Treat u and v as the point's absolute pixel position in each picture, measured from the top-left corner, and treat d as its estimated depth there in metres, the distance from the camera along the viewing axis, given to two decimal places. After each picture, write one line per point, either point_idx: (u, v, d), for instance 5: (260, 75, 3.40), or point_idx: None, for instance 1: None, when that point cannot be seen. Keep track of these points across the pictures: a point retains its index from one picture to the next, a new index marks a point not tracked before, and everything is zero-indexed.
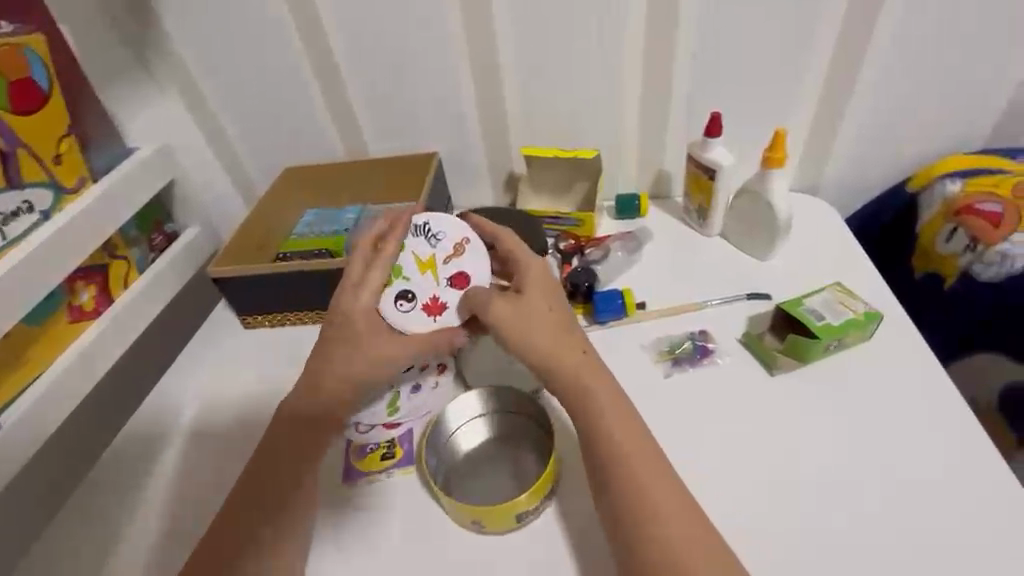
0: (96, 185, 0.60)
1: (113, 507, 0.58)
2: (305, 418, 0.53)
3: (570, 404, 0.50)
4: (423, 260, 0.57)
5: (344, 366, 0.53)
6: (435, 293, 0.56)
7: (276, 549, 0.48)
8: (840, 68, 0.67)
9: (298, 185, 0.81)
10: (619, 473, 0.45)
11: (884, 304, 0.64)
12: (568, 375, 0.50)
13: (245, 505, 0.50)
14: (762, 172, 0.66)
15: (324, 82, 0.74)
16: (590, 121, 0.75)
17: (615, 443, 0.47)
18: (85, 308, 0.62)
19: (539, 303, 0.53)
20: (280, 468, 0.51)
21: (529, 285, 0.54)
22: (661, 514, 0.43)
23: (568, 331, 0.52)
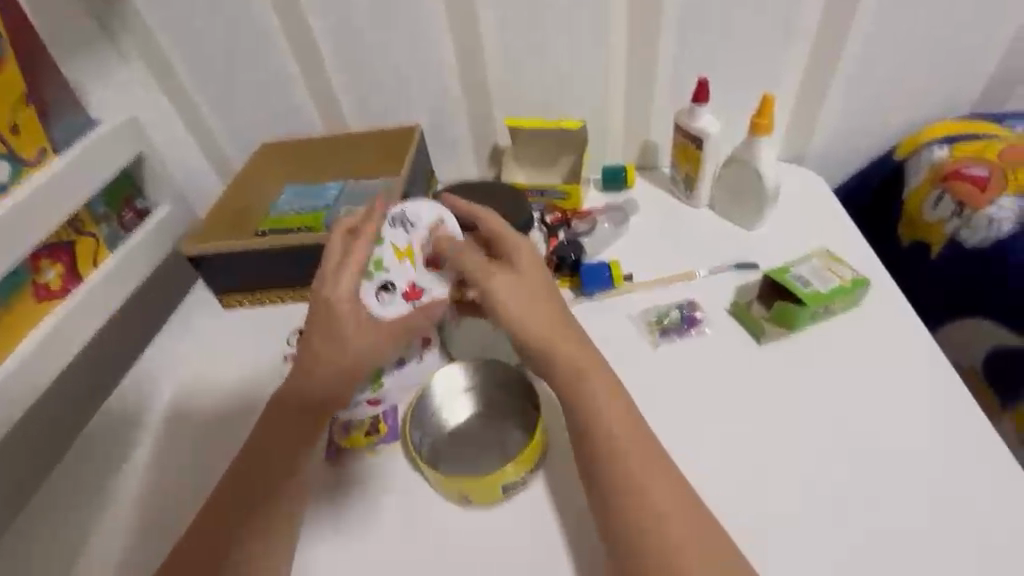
0: (59, 158, 0.57)
1: (91, 493, 0.57)
2: (295, 405, 0.51)
3: (567, 400, 0.48)
4: (400, 249, 0.54)
5: (329, 350, 0.51)
6: (413, 281, 0.54)
7: (263, 537, 0.46)
8: (829, 33, 0.66)
9: (275, 160, 0.78)
10: (615, 472, 0.44)
11: (871, 270, 0.64)
12: (563, 354, 0.49)
13: (235, 497, 0.48)
14: (749, 139, 0.65)
15: (299, 52, 0.71)
16: (575, 90, 0.73)
17: (610, 423, 0.46)
18: (52, 287, 0.59)
19: (534, 281, 0.52)
20: (271, 462, 0.49)
21: (520, 263, 0.53)
22: (660, 513, 0.42)
23: (560, 310, 0.52)
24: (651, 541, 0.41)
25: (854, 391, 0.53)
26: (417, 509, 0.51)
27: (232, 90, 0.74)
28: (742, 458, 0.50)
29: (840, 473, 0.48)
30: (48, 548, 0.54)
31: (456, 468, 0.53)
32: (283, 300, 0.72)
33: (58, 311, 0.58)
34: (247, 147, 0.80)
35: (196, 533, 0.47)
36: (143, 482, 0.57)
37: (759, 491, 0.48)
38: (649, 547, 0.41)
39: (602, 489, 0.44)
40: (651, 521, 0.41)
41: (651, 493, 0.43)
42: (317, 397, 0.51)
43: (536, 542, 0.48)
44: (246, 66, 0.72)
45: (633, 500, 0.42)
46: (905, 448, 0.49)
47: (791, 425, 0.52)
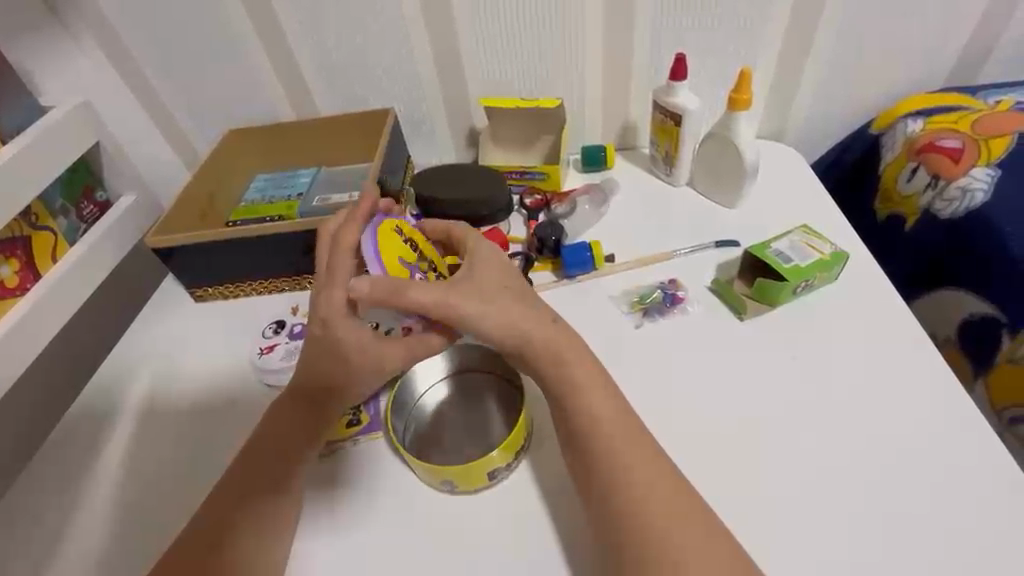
0: (7, 146, 0.54)
1: (55, 501, 0.54)
2: (292, 411, 0.51)
3: (562, 405, 0.47)
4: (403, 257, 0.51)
5: (341, 349, 0.49)
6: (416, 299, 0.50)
7: (244, 545, 0.45)
8: (808, 8, 0.65)
9: (243, 149, 0.75)
10: (610, 477, 0.43)
11: (850, 244, 0.64)
12: (541, 348, 0.47)
13: (237, 489, 0.48)
14: (728, 114, 0.64)
15: (264, 34, 0.68)
16: (552, 71, 0.71)
17: (602, 413, 0.45)
18: (8, 284, 0.56)
19: (494, 281, 0.49)
20: (264, 467, 0.49)
21: (482, 266, 0.50)
22: (659, 519, 0.40)
23: (531, 299, 0.50)
24: (655, 529, 0.40)
25: (835, 367, 0.54)
26: (405, 497, 0.50)
27: (195, 74, 0.71)
28: (727, 435, 0.50)
29: (822, 447, 0.49)
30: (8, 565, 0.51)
31: (440, 455, 0.52)
32: (259, 291, 0.70)
33: (16, 308, 0.55)
34: (213, 133, 0.77)
35: (193, 524, 0.47)
36: (110, 487, 0.55)
37: (743, 467, 0.48)
38: (647, 537, 0.40)
39: (600, 476, 0.43)
40: (651, 503, 0.41)
41: (646, 475, 0.42)
42: (337, 380, 0.50)
43: (526, 525, 0.47)
44: (209, 50, 0.69)
45: (625, 483, 0.42)
46: (885, 421, 0.50)
47: (774, 401, 0.52)
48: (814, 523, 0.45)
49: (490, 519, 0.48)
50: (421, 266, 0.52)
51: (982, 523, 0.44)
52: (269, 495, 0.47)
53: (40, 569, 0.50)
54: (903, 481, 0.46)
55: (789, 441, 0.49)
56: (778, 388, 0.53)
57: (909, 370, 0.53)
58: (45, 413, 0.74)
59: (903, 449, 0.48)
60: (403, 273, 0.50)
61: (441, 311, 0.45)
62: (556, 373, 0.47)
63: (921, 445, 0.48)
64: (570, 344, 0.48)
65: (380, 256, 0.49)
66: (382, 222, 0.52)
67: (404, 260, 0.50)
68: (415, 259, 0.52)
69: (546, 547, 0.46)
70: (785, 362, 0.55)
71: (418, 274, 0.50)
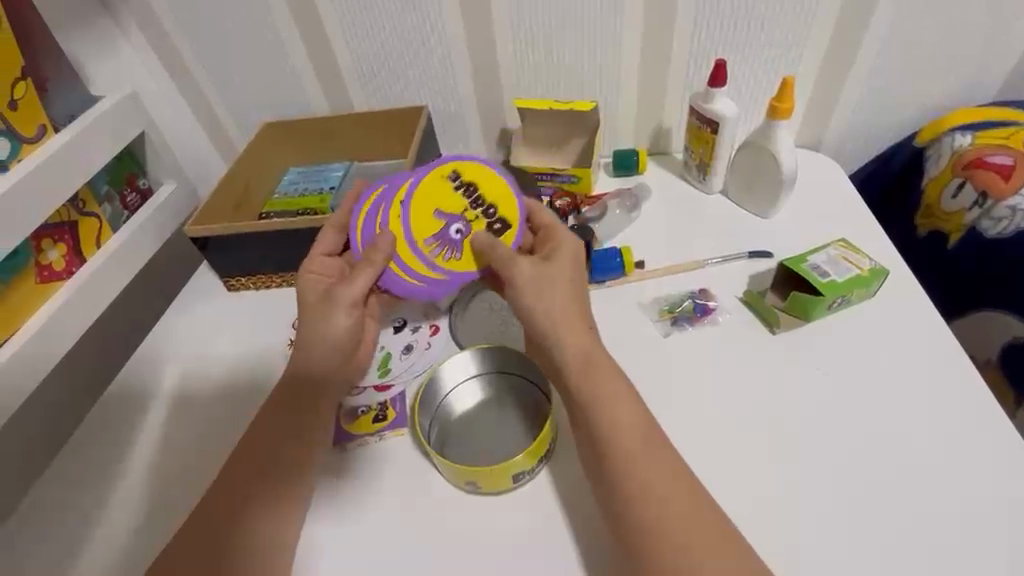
0: (60, 135, 0.55)
1: (74, 500, 0.55)
2: (286, 404, 0.51)
3: (583, 409, 0.46)
4: (448, 204, 0.57)
5: (329, 335, 0.54)
6: (444, 243, 0.56)
7: (252, 538, 0.44)
8: (855, 18, 0.64)
9: (276, 144, 0.77)
10: (628, 492, 0.41)
11: (889, 259, 0.63)
12: (569, 348, 0.48)
13: (246, 477, 0.47)
14: (768, 122, 0.63)
15: (305, 31, 0.69)
16: (589, 73, 0.71)
17: (624, 425, 0.44)
18: (54, 267, 0.58)
19: (563, 271, 0.51)
20: (259, 453, 0.49)
21: (556, 256, 0.52)
22: (684, 541, 0.39)
23: (583, 311, 0.50)
24: (665, 530, 0.39)
25: (868, 387, 0.52)
26: (426, 495, 0.50)
27: (235, 67, 0.72)
28: (752, 451, 0.49)
29: (826, 450, 0.49)
30: (40, 548, 0.52)
31: (464, 456, 0.52)
32: (288, 283, 0.71)
33: (60, 292, 0.57)
34: (250, 126, 0.78)
35: (200, 512, 0.46)
36: (139, 475, 0.56)
37: (766, 481, 0.48)
38: (660, 534, 0.39)
39: (620, 492, 0.42)
40: (673, 518, 0.40)
41: (675, 492, 0.41)
42: (329, 375, 0.53)
43: (545, 533, 0.47)
44: (249, 43, 0.70)
45: (638, 482, 0.41)
46: (897, 436, 0.49)
47: (802, 420, 0.51)
48: (823, 532, 0.45)
49: (510, 526, 0.48)
50: (465, 216, 0.57)
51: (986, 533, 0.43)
52: (285, 483, 0.48)
53: (73, 550, 0.52)
54: (904, 497, 0.46)
55: (805, 452, 0.49)
56: (807, 406, 0.52)
57: (929, 381, 0.52)
58: (71, 407, 0.75)
59: (934, 476, 0.47)
60: (436, 222, 0.56)
61: (502, 266, 0.52)
62: (579, 378, 0.47)
63: (933, 461, 0.47)
64: (608, 364, 0.48)
65: (416, 205, 0.57)
66: (439, 168, 0.58)
67: (440, 212, 0.57)
68: (462, 208, 0.57)
69: (560, 548, 0.46)
70: (813, 377, 0.54)
71: (452, 224, 0.56)
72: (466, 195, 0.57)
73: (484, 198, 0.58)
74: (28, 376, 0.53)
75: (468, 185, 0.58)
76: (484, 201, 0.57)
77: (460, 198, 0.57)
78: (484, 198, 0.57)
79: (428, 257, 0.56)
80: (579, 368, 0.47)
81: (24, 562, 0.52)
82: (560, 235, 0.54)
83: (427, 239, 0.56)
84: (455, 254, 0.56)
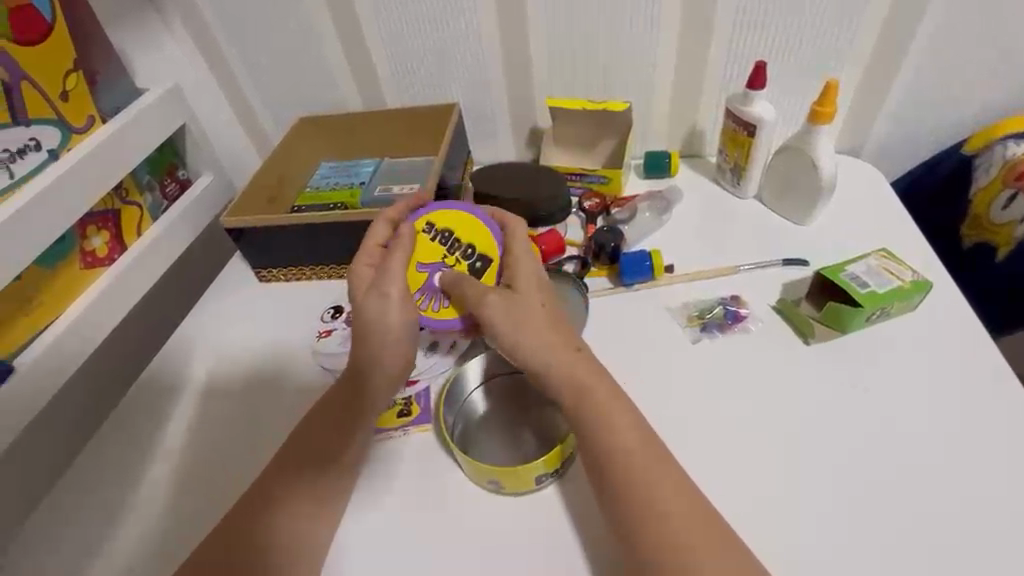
0: (107, 125, 0.58)
1: (98, 497, 0.56)
2: (335, 408, 0.51)
3: (575, 416, 0.46)
4: (423, 255, 0.54)
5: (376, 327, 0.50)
6: (433, 297, 0.53)
7: (291, 532, 0.46)
8: (902, 19, 0.61)
9: (310, 138, 0.78)
10: (633, 491, 0.41)
11: (930, 270, 0.61)
12: (553, 369, 0.47)
13: (280, 476, 0.49)
14: (808, 127, 0.61)
15: (341, 28, 0.70)
16: (622, 73, 0.70)
17: (624, 431, 0.44)
18: (98, 254, 0.60)
19: (533, 297, 0.50)
20: (303, 453, 0.50)
21: (522, 281, 0.51)
22: (684, 543, 0.38)
23: (563, 332, 0.49)
24: (668, 530, 0.39)
25: (906, 403, 0.50)
26: (448, 491, 0.50)
27: (271, 62, 0.74)
28: (783, 462, 0.48)
29: (828, 450, 0.48)
30: (78, 523, 0.55)
31: (486, 454, 0.52)
32: (318, 276, 0.72)
33: (102, 278, 0.59)
34: (285, 120, 0.80)
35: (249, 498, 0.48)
36: (173, 456, 0.58)
37: (796, 494, 0.46)
38: (664, 534, 0.39)
39: (616, 491, 0.42)
40: (674, 518, 0.39)
41: (677, 493, 0.41)
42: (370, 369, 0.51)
43: (567, 535, 0.46)
44: (288, 40, 0.71)
45: (642, 482, 0.41)
46: (918, 446, 0.48)
47: (836, 432, 0.49)
48: (833, 538, 0.44)
49: (531, 528, 0.47)
50: (446, 262, 0.54)
51: (992, 538, 0.42)
52: (319, 484, 0.48)
53: (109, 526, 0.54)
54: (905, 497, 0.45)
55: (838, 466, 0.47)
56: (840, 418, 0.50)
57: (972, 400, 0.50)
58: (95, 410, 0.74)
59: (973, 498, 0.45)
60: (419, 274, 0.53)
61: (473, 304, 0.50)
62: (572, 395, 0.46)
63: (961, 474, 0.46)
64: (593, 376, 0.47)
65: None
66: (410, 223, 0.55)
67: (421, 264, 0.54)
68: (442, 255, 0.54)
69: (580, 552, 0.45)
70: (847, 391, 0.52)
71: (435, 273, 0.53)
72: (443, 242, 0.54)
73: (461, 238, 0.55)
74: (64, 364, 0.55)
75: (443, 231, 0.55)
76: (462, 243, 0.54)
77: (438, 245, 0.54)
78: (460, 239, 0.55)
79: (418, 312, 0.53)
80: (568, 397, 0.46)
81: (48, 552, 0.53)
82: (521, 257, 0.53)
83: (414, 294, 0.53)
84: (445, 303, 0.53)
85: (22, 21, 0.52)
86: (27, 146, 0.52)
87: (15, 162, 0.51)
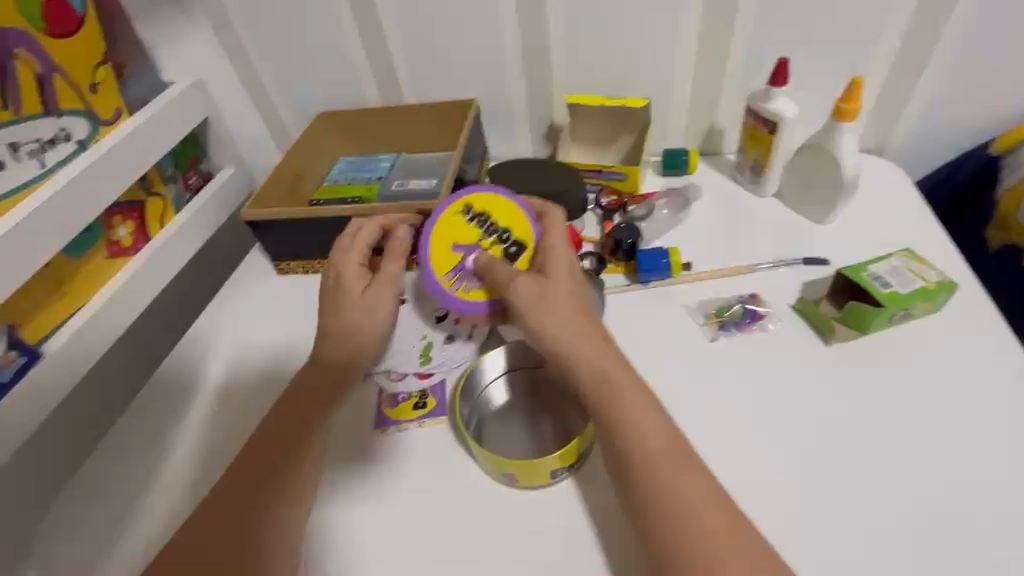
0: (133, 118, 0.59)
1: (116, 490, 0.57)
2: (309, 398, 0.51)
3: (596, 405, 0.45)
4: (461, 238, 0.57)
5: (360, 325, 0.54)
6: (465, 277, 0.56)
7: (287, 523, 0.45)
8: (930, 16, 0.60)
9: (329, 133, 0.79)
10: (657, 488, 0.40)
11: (956, 271, 0.59)
12: (581, 363, 0.47)
13: (255, 461, 0.48)
14: (830, 124, 0.60)
15: (362, 23, 0.70)
16: (642, 69, 0.69)
17: (648, 427, 0.43)
18: (123, 244, 0.62)
19: (562, 285, 0.50)
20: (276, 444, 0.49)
21: (553, 269, 0.51)
22: (706, 544, 0.38)
23: (591, 322, 0.49)
24: (693, 530, 0.38)
25: (928, 406, 0.50)
26: (463, 484, 0.51)
27: (292, 57, 0.74)
28: (801, 462, 0.47)
29: (848, 452, 0.48)
30: (101, 507, 0.56)
31: (500, 447, 0.52)
32: None
33: (126, 267, 0.60)
34: (305, 115, 0.81)
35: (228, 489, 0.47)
36: (192, 444, 0.59)
37: (814, 495, 0.46)
38: (688, 535, 0.38)
39: (640, 490, 0.41)
40: (700, 519, 0.39)
41: (702, 494, 0.40)
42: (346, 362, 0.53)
43: (582, 530, 0.46)
44: (310, 36, 0.72)
45: (668, 482, 0.40)
46: (940, 449, 0.47)
47: (856, 434, 0.49)
48: (853, 541, 0.43)
49: (545, 522, 0.47)
50: (481, 245, 0.57)
51: (1012, 544, 0.42)
52: (292, 468, 0.48)
53: (130, 510, 0.55)
54: (931, 505, 0.44)
55: (857, 469, 0.47)
56: (860, 420, 0.49)
57: (996, 404, 0.49)
58: (118, 395, 0.76)
59: (998, 504, 0.44)
60: (454, 255, 0.56)
61: (504, 287, 0.51)
62: (595, 385, 0.46)
63: (985, 479, 0.45)
64: (618, 368, 0.46)
65: (434, 244, 0.57)
66: (450, 205, 0.58)
67: (457, 246, 0.57)
68: (477, 237, 0.57)
69: (594, 547, 0.45)
70: (868, 392, 0.51)
71: (470, 255, 0.56)
72: (480, 225, 0.57)
73: (497, 223, 0.57)
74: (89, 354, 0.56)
75: (480, 214, 0.58)
76: (498, 227, 0.57)
77: (474, 228, 0.57)
78: (496, 224, 0.57)
79: (450, 290, 0.55)
80: (590, 386, 0.46)
81: (71, 534, 0.54)
82: (555, 246, 0.53)
83: (447, 274, 0.56)
84: (476, 285, 0.55)
85: (55, 14, 0.53)
86: (57, 136, 0.53)
87: (46, 153, 0.52)
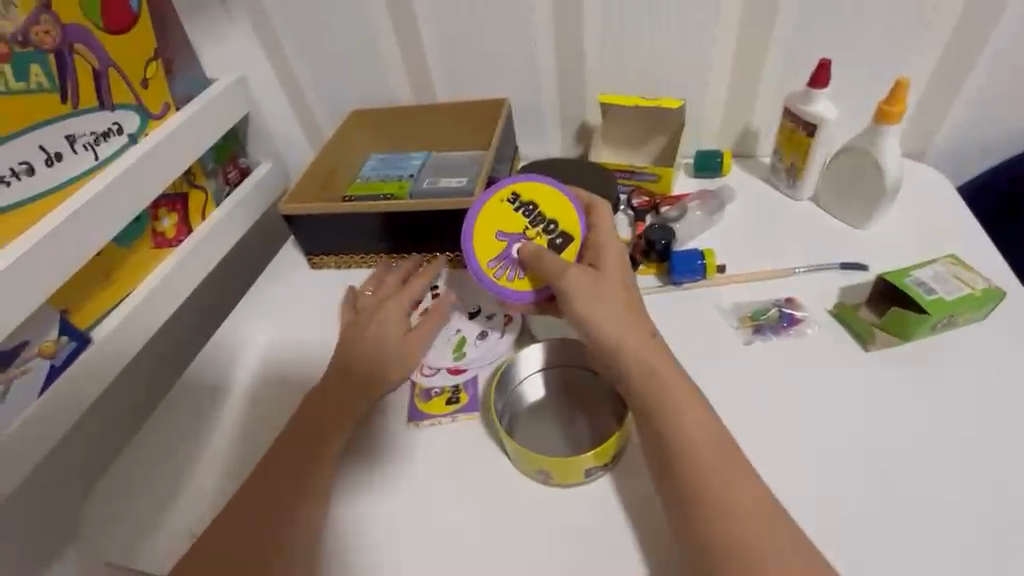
0: (179, 113, 0.60)
1: (157, 473, 0.59)
2: (329, 404, 0.52)
3: (644, 402, 0.45)
4: (507, 227, 0.57)
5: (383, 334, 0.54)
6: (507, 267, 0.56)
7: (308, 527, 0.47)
8: (978, 16, 0.59)
9: (363, 130, 0.80)
10: (708, 487, 0.40)
11: (1003, 278, 0.58)
12: (630, 356, 0.46)
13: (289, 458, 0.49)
14: (873, 127, 0.59)
15: (398, 22, 0.71)
16: (677, 70, 0.69)
17: (696, 426, 0.43)
18: (167, 235, 0.64)
19: (615, 281, 0.50)
20: (299, 454, 0.50)
21: (606, 264, 0.52)
22: (757, 546, 0.38)
23: (640, 320, 0.49)
24: (748, 531, 0.38)
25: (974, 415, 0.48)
26: (496, 480, 0.51)
27: (328, 55, 0.75)
28: (840, 468, 0.47)
29: (891, 459, 0.47)
30: (142, 488, 0.58)
31: (533, 444, 0.52)
32: (367, 265, 0.74)
33: (169, 257, 0.62)
34: (339, 112, 0.82)
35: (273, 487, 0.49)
36: (230, 431, 0.61)
37: (855, 502, 0.45)
38: (740, 535, 0.38)
39: (689, 490, 0.41)
40: (754, 520, 0.39)
41: (754, 495, 0.40)
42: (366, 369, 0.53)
43: (616, 529, 0.46)
44: (346, 35, 0.73)
45: (722, 482, 0.40)
46: (989, 459, 0.46)
47: (899, 441, 0.48)
48: (899, 549, 0.42)
49: (580, 520, 0.47)
50: (526, 234, 0.57)
51: None
52: (315, 471, 0.49)
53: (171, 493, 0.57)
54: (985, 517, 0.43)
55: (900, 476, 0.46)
56: (902, 427, 0.48)
57: None
58: (152, 391, 0.79)
59: None
60: (498, 243, 0.57)
61: (557, 276, 0.51)
62: (644, 380, 0.45)
63: None
64: (668, 367, 0.46)
65: (479, 229, 0.57)
66: (497, 192, 0.59)
67: (502, 234, 0.57)
68: (523, 226, 0.57)
69: (630, 547, 0.45)
70: (911, 399, 0.50)
71: (514, 244, 0.57)
72: (527, 214, 0.58)
73: (545, 214, 0.58)
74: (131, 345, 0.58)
75: (527, 203, 0.58)
76: (544, 218, 0.57)
77: (521, 216, 0.58)
78: (544, 214, 0.57)
79: (491, 278, 0.56)
80: (638, 381, 0.46)
81: (115, 514, 0.56)
82: (606, 243, 0.53)
83: (490, 262, 0.56)
84: (519, 275, 0.55)
85: (110, 11, 0.55)
86: (110, 129, 0.55)
87: (99, 145, 0.54)
